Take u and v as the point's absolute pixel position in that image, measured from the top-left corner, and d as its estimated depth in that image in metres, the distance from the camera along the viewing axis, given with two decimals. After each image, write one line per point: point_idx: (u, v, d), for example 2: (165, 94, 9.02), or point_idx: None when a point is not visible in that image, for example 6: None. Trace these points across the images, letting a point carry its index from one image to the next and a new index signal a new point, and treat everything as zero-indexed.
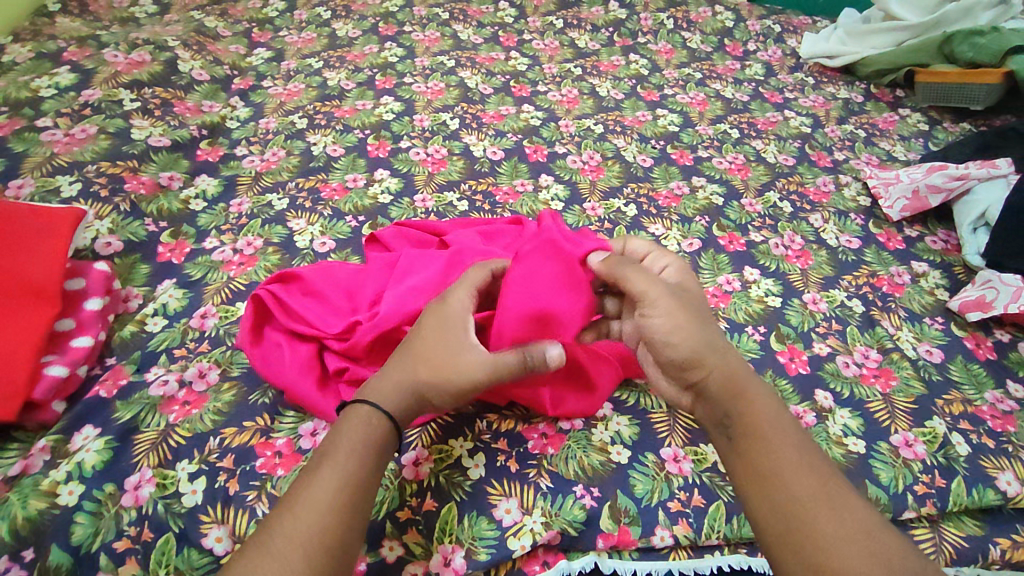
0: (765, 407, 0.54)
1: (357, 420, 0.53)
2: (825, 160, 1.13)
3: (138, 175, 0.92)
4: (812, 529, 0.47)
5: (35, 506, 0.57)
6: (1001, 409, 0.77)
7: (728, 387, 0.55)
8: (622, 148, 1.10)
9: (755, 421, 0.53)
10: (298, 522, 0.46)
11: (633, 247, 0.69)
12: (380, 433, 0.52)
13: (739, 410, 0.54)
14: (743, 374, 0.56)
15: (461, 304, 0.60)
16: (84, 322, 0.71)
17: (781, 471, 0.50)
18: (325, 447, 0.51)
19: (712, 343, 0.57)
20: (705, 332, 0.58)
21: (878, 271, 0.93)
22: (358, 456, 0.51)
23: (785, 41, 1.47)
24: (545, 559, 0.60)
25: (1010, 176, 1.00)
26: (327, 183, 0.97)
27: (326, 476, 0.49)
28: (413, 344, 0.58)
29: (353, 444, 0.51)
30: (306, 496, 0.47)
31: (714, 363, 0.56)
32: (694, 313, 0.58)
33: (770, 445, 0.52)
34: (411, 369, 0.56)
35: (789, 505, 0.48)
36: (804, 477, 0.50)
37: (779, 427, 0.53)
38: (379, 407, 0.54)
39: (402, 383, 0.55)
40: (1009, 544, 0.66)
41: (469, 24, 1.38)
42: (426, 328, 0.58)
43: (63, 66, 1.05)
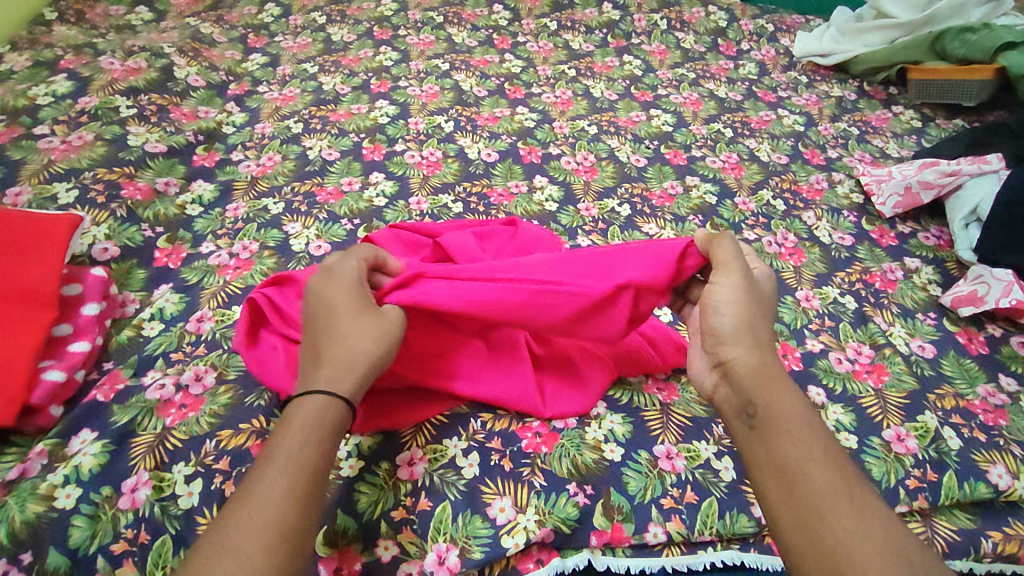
0: (796, 398, 0.54)
1: (309, 410, 0.52)
2: (818, 158, 1.14)
3: (135, 181, 0.93)
4: (831, 523, 0.46)
5: (33, 509, 0.58)
6: (993, 403, 0.77)
7: (757, 372, 0.56)
8: (616, 148, 1.11)
9: (778, 409, 0.53)
10: (254, 516, 0.46)
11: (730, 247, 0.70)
12: (334, 419, 0.53)
13: (764, 395, 0.54)
14: (778, 366, 0.57)
15: (353, 273, 0.61)
16: (81, 326, 0.72)
17: (801, 462, 0.50)
18: (275, 440, 0.51)
19: (759, 332, 0.59)
20: (759, 318, 0.60)
21: (871, 268, 0.94)
22: (312, 444, 0.50)
23: (778, 40, 1.48)
24: (539, 557, 0.60)
25: (1000, 171, 1.01)
26: (323, 187, 0.98)
27: (278, 468, 0.48)
28: (337, 326, 0.57)
29: (306, 435, 0.51)
30: (260, 491, 0.47)
31: (757, 348, 0.58)
32: (752, 298, 0.61)
33: (796, 436, 0.51)
34: (356, 346, 0.57)
35: (806, 498, 0.48)
36: (828, 471, 0.49)
37: (807, 420, 0.53)
38: (335, 393, 0.54)
39: (353, 361, 0.56)
40: (1002, 537, 0.66)
41: (463, 27, 1.39)
42: (341, 302, 0.59)
43: (60, 74, 1.06)
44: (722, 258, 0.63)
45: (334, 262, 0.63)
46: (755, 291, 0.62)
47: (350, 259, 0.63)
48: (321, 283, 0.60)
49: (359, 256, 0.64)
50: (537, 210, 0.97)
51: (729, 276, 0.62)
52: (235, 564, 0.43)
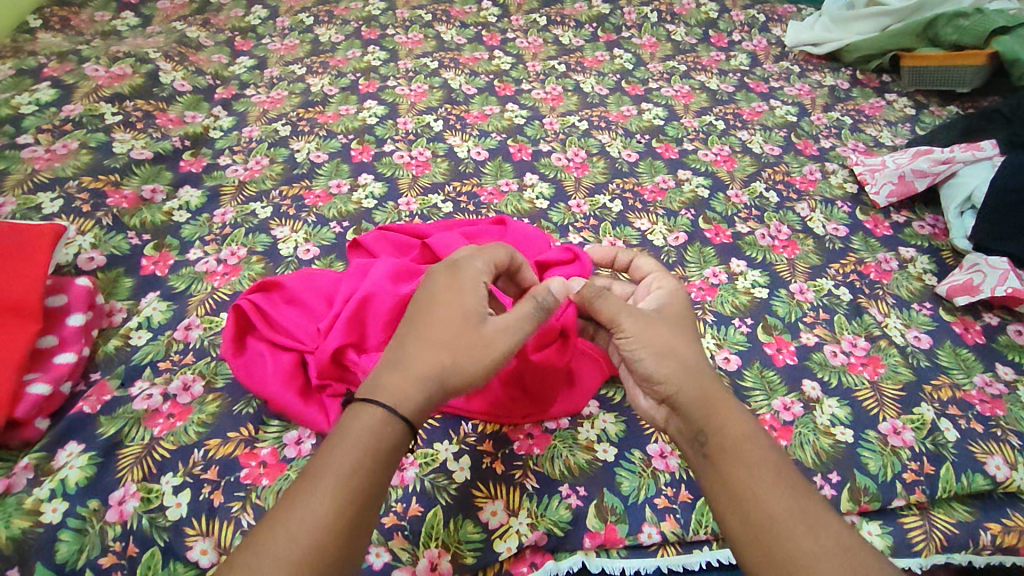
0: (742, 418, 0.53)
1: (365, 425, 0.49)
2: (811, 149, 1.13)
3: (120, 189, 0.92)
4: (790, 547, 0.46)
5: (19, 524, 0.57)
6: (991, 393, 0.76)
7: (699, 400, 0.54)
8: (607, 144, 1.10)
9: (728, 437, 0.52)
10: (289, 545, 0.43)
11: (640, 263, 0.68)
12: (390, 441, 0.49)
13: (714, 423, 0.53)
14: (716, 383, 0.56)
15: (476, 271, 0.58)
16: (67, 338, 0.71)
17: (754, 488, 0.49)
18: (323, 455, 0.48)
19: (691, 360, 0.56)
20: (682, 352, 0.56)
21: (866, 258, 0.93)
22: (364, 469, 0.47)
23: (770, 30, 1.46)
24: (533, 560, 0.60)
25: (994, 157, 1.00)
26: (310, 190, 0.97)
27: (323, 490, 0.45)
28: (428, 329, 0.54)
29: (355, 456, 0.47)
30: (301, 518, 0.44)
31: (691, 379, 0.55)
32: (666, 329, 0.58)
33: (747, 461, 0.51)
34: (433, 360, 0.52)
35: (764, 524, 0.48)
36: (780, 493, 0.49)
37: (754, 441, 0.52)
38: (395, 411, 0.50)
39: (424, 376, 0.51)
40: (1000, 529, 0.66)
41: (452, 25, 1.38)
42: (447, 305, 0.55)
43: (43, 82, 1.05)
44: (607, 311, 0.59)
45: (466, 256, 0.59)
46: (664, 321, 0.58)
47: (481, 258, 0.59)
48: (444, 277, 0.56)
49: (491, 258, 0.60)
50: (528, 208, 0.96)
51: (633, 321, 0.57)
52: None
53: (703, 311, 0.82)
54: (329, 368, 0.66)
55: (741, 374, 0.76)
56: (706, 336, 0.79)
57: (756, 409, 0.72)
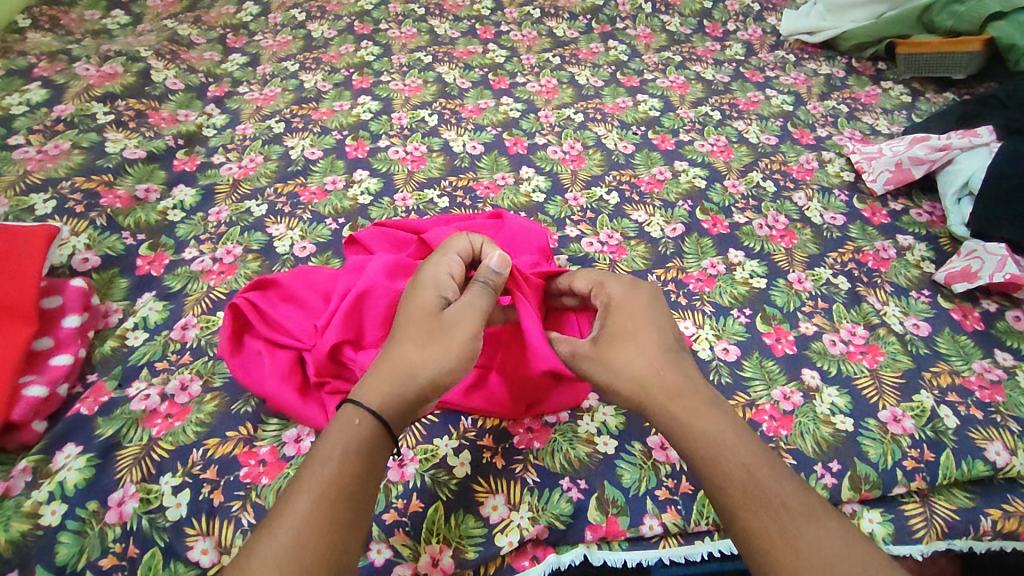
0: (715, 431, 0.51)
1: (335, 426, 0.50)
2: (808, 138, 1.12)
3: (114, 189, 0.91)
4: (772, 562, 0.46)
5: (18, 527, 0.57)
6: (990, 379, 0.76)
7: (669, 418, 0.53)
8: (603, 136, 1.09)
9: (703, 449, 0.51)
10: (271, 544, 0.44)
11: (578, 284, 0.67)
12: (360, 433, 0.50)
13: (686, 439, 0.52)
14: (687, 393, 0.54)
15: (432, 269, 0.61)
16: (62, 339, 0.71)
17: (731, 506, 0.49)
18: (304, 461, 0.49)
19: (647, 377, 0.55)
20: (632, 376, 0.55)
21: (864, 247, 0.92)
22: (342, 463, 0.48)
23: (765, 19, 1.45)
24: (535, 554, 0.60)
25: (991, 143, 0.99)
26: (306, 187, 0.97)
27: (303, 484, 0.47)
28: (397, 331, 0.57)
29: (331, 453, 0.48)
30: (285, 516, 0.45)
31: (649, 399, 0.55)
32: (609, 362, 0.57)
33: (724, 477, 0.50)
34: (401, 354, 0.55)
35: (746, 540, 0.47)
36: (757, 509, 0.48)
37: (734, 451, 0.50)
38: (360, 404, 0.51)
39: (392, 370, 0.54)
40: (1000, 514, 0.66)
41: (445, 19, 1.37)
42: (410, 306, 0.58)
43: (32, 82, 1.04)
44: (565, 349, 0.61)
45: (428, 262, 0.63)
46: (608, 350, 0.58)
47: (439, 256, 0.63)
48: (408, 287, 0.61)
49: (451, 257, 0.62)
50: (524, 202, 0.96)
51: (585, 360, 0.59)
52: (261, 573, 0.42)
53: (701, 302, 0.82)
54: (328, 365, 0.66)
55: (739, 364, 0.76)
56: (704, 327, 0.79)
57: (755, 399, 0.72)
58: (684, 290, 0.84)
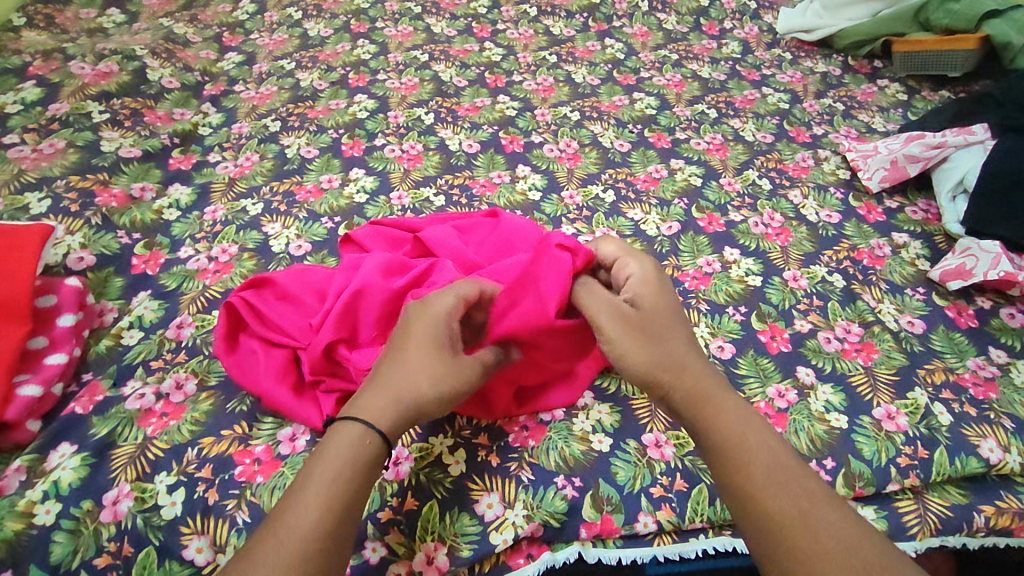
0: (739, 416, 0.54)
1: (344, 438, 0.50)
2: (804, 136, 1.12)
3: (109, 188, 0.91)
4: (792, 546, 0.46)
5: (12, 527, 0.57)
6: (984, 376, 0.76)
7: (694, 402, 0.55)
8: (599, 134, 1.09)
9: (727, 429, 0.53)
10: (279, 551, 0.44)
11: (605, 250, 0.68)
12: (369, 452, 0.50)
13: (707, 418, 0.54)
14: (713, 378, 0.57)
15: (444, 304, 0.58)
16: (57, 339, 0.71)
17: (754, 488, 0.49)
18: (306, 470, 0.49)
19: (680, 360, 0.57)
20: (660, 352, 0.57)
21: (859, 245, 0.93)
22: (349, 477, 0.48)
23: (761, 17, 1.45)
24: (529, 552, 0.60)
25: (986, 141, 0.99)
26: (302, 185, 0.96)
27: (311, 496, 0.47)
28: (405, 358, 0.55)
29: (340, 466, 0.49)
30: (290, 525, 0.45)
31: (680, 379, 0.56)
32: (641, 334, 0.58)
33: (747, 456, 0.51)
34: (406, 385, 0.54)
35: (769, 524, 0.47)
36: (779, 490, 0.49)
37: (756, 435, 0.52)
38: (372, 426, 0.51)
39: (403, 403, 0.53)
40: (993, 511, 0.66)
41: (442, 17, 1.36)
42: (417, 335, 0.56)
43: (27, 80, 1.04)
44: (590, 306, 0.62)
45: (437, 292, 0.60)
46: (642, 323, 0.59)
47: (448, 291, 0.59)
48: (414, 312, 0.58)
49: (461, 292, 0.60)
50: (520, 200, 0.96)
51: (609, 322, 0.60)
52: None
53: (696, 300, 0.82)
54: (324, 362, 0.66)
55: (735, 362, 0.76)
56: (699, 325, 0.79)
57: (750, 396, 0.72)
58: (680, 288, 0.84)
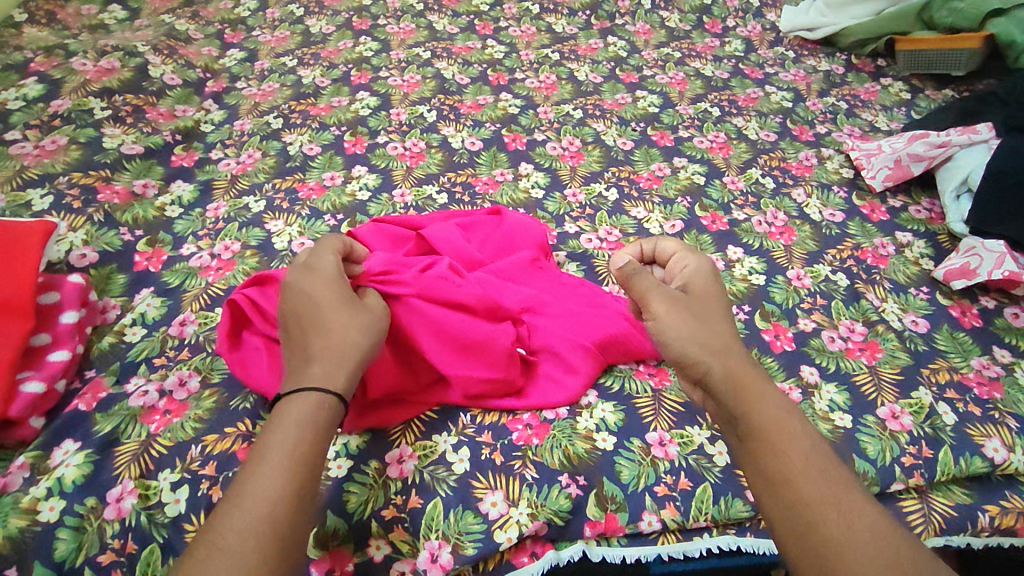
0: (778, 403, 0.52)
1: (299, 406, 0.49)
2: (807, 134, 1.12)
3: (112, 185, 0.91)
4: (827, 536, 0.44)
5: (16, 523, 0.57)
6: (988, 376, 0.76)
7: (735, 383, 0.53)
8: (602, 132, 1.09)
9: (763, 413, 0.51)
10: (246, 520, 0.43)
11: (663, 247, 0.67)
12: (326, 415, 0.50)
13: (747, 399, 0.52)
14: (751, 363, 0.55)
15: (331, 265, 0.60)
16: (60, 335, 0.70)
17: (791, 473, 0.47)
18: (259, 443, 0.47)
19: (725, 342, 0.56)
20: (712, 334, 0.56)
21: (863, 244, 0.92)
22: (308, 440, 0.48)
23: (764, 15, 1.45)
24: (533, 550, 0.60)
25: (990, 140, 0.99)
26: (304, 182, 0.96)
27: (272, 461, 0.46)
28: (323, 317, 0.55)
29: (299, 431, 0.48)
30: (253, 491, 0.44)
31: (723, 360, 0.54)
32: (692, 315, 0.57)
33: (784, 440, 0.49)
34: (344, 340, 0.55)
35: (801, 508, 0.46)
36: (815, 476, 0.47)
37: (793, 423, 0.51)
38: (329, 389, 0.51)
39: (342, 355, 0.54)
40: (998, 511, 0.66)
41: (444, 14, 1.36)
42: (324, 296, 0.57)
43: (29, 77, 1.03)
44: (642, 288, 0.60)
45: (307, 260, 0.61)
46: (692, 307, 0.58)
47: (325, 255, 0.61)
48: (306, 279, 0.58)
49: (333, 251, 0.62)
50: (523, 198, 0.96)
51: (661, 302, 0.58)
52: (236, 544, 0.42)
53: None
54: None
55: None
56: None
57: None
58: None
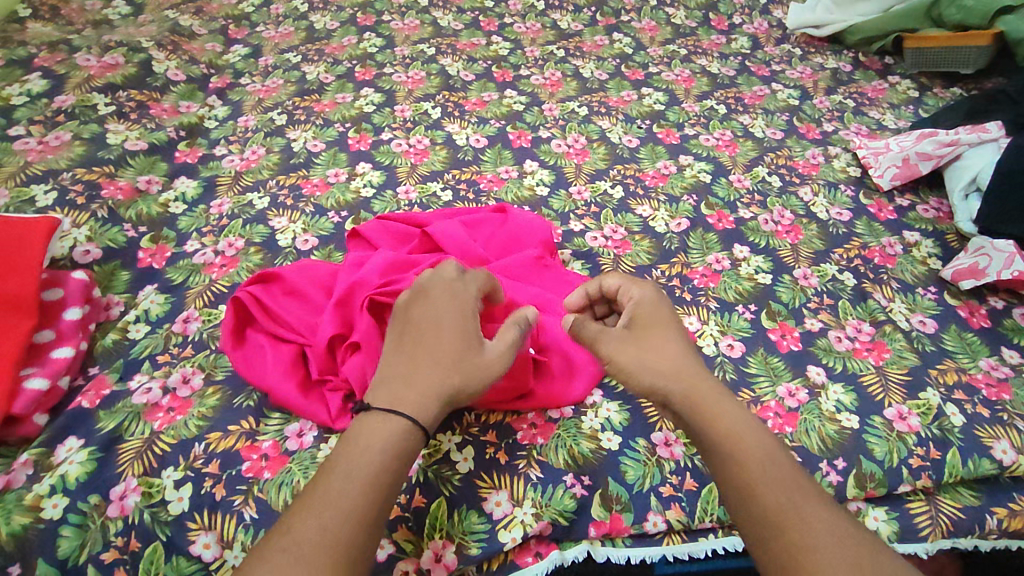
0: (735, 416, 0.55)
1: (384, 435, 0.52)
2: (814, 132, 1.11)
3: (115, 181, 0.91)
4: (791, 543, 0.48)
5: (20, 521, 0.57)
6: (996, 377, 0.76)
7: (693, 404, 0.56)
8: (607, 129, 1.08)
9: (722, 429, 0.54)
10: (324, 537, 0.46)
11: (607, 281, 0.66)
12: (411, 447, 0.53)
13: (706, 421, 0.55)
14: (708, 381, 0.58)
15: (471, 300, 0.61)
16: (63, 332, 0.70)
17: (754, 485, 0.50)
18: (343, 456, 0.51)
19: (673, 366, 0.58)
20: (667, 366, 0.58)
21: (870, 243, 0.92)
22: (389, 469, 0.51)
23: (771, 12, 1.44)
24: (538, 550, 0.60)
25: (1000, 139, 0.99)
26: (308, 179, 0.96)
27: (355, 487, 0.49)
28: (438, 347, 0.58)
29: (383, 460, 0.51)
30: (334, 512, 0.47)
31: (681, 387, 0.57)
32: (644, 350, 0.59)
33: (743, 452, 0.52)
34: (445, 376, 0.56)
35: (767, 516, 0.49)
36: (774, 483, 0.50)
37: (753, 433, 0.54)
38: (416, 421, 0.53)
39: (438, 391, 0.56)
40: (1006, 513, 0.66)
41: (449, 10, 1.35)
42: (450, 328, 0.59)
43: (33, 71, 1.03)
44: (591, 333, 0.61)
45: (454, 279, 0.62)
46: (642, 339, 0.60)
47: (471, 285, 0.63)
48: (442, 302, 0.60)
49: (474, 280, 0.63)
50: (528, 195, 0.95)
51: (612, 343, 0.60)
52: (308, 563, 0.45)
53: (706, 298, 0.82)
54: (327, 359, 0.65)
55: (744, 360, 0.75)
56: (709, 323, 0.78)
57: (761, 395, 0.72)
58: (689, 285, 0.83)
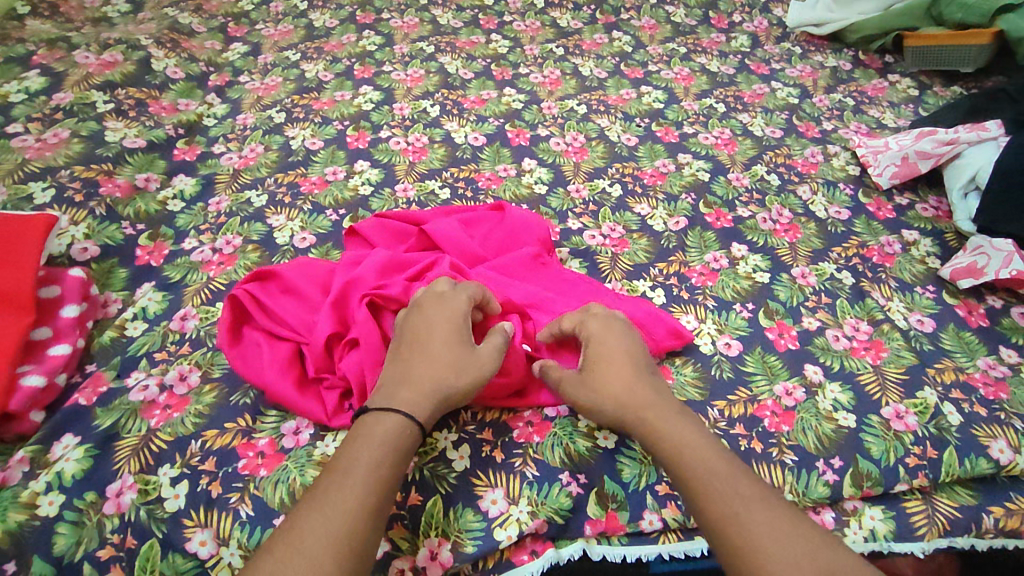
0: (681, 436, 0.57)
1: (383, 431, 0.53)
2: (813, 131, 1.11)
3: (113, 178, 0.91)
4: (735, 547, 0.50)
5: (16, 518, 0.57)
6: (994, 376, 0.76)
7: (643, 429, 0.59)
8: (606, 128, 1.08)
9: (668, 449, 0.57)
10: (326, 530, 0.46)
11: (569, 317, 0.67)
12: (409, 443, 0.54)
13: (654, 443, 0.58)
14: (659, 404, 0.60)
15: (462, 305, 0.63)
16: (61, 329, 0.70)
17: (698, 497, 0.53)
18: (344, 453, 0.52)
19: (620, 397, 0.61)
20: (617, 396, 0.61)
21: (869, 242, 0.92)
22: (388, 464, 0.52)
23: (771, 10, 1.44)
24: (533, 548, 0.60)
25: (999, 138, 0.98)
26: (306, 177, 0.96)
27: (356, 480, 0.50)
28: (430, 352, 0.60)
29: (382, 455, 0.52)
30: (335, 505, 0.48)
31: (631, 415, 0.59)
32: (597, 382, 0.62)
33: (688, 469, 0.55)
34: (436, 377, 0.58)
35: (714, 525, 0.51)
36: (717, 495, 0.53)
37: (699, 449, 0.56)
38: (412, 418, 0.55)
39: (431, 390, 0.57)
40: (1003, 512, 0.66)
41: (448, 8, 1.35)
42: (441, 334, 0.61)
43: (32, 69, 1.03)
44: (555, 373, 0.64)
45: (447, 290, 0.65)
46: (595, 371, 0.63)
47: (463, 293, 0.64)
48: (433, 309, 0.63)
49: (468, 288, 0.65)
50: (527, 193, 0.95)
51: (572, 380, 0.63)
52: (310, 557, 0.45)
53: (703, 296, 0.82)
54: (323, 358, 0.65)
55: (741, 359, 0.75)
56: (707, 322, 0.78)
57: (757, 394, 0.72)
58: (687, 284, 0.83)
